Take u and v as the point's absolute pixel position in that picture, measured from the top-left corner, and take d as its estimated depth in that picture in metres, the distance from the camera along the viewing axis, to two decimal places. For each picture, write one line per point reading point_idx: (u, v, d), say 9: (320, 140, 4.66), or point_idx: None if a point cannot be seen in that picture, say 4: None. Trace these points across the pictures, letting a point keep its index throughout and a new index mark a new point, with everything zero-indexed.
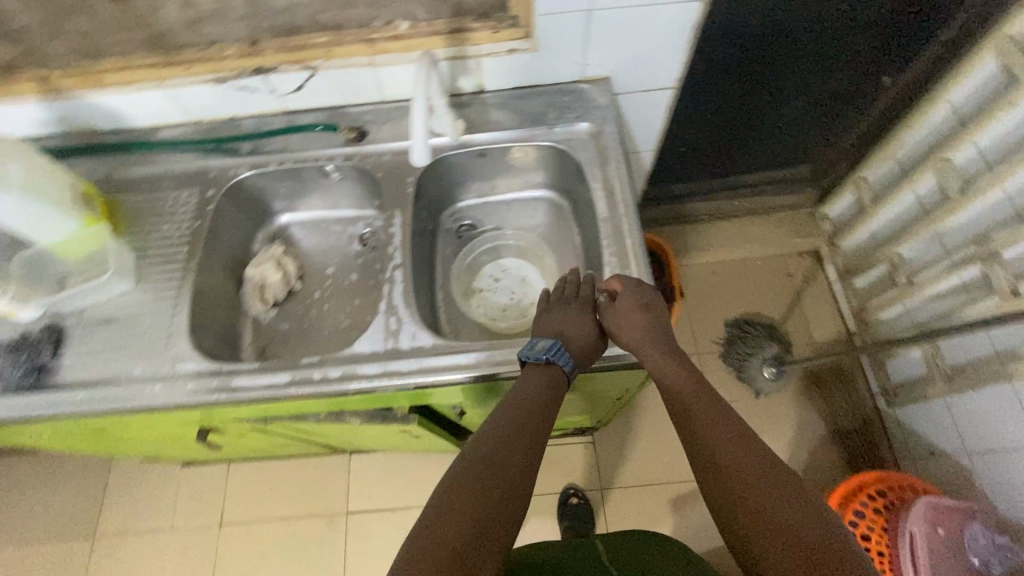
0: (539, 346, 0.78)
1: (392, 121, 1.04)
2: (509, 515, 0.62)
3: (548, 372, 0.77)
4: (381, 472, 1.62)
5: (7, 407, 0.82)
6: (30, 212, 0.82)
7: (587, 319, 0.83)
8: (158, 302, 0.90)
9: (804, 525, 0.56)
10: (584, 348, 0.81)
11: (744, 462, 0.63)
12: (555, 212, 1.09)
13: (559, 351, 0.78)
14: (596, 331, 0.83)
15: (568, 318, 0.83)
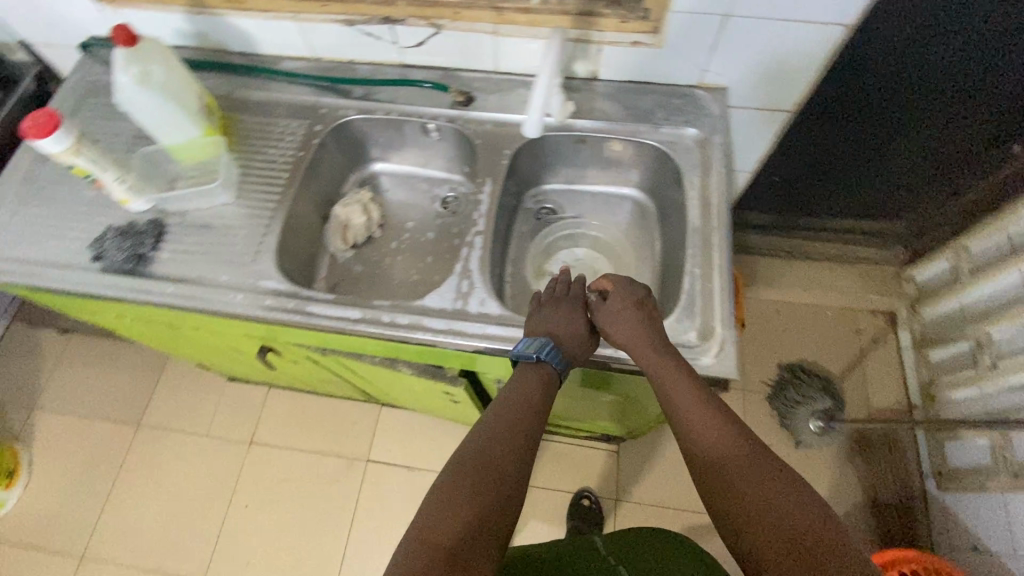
0: (531, 346, 0.79)
1: (500, 92, 1.05)
2: (497, 513, 0.65)
3: (542, 372, 0.79)
4: (406, 430, 1.66)
5: (108, 285, 0.89)
6: (161, 111, 0.88)
7: (580, 318, 0.83)
8: (254, 218, 0.95)
9: (800, 522, 0.59)
10: (578, 347, 0.82)
11: (743, 466, 0.65)
12: (639, 212, 1.08)
13: (552, 349, 0.79)
14: (587, 331, 0.83)
15: (559, 316, 0.83)
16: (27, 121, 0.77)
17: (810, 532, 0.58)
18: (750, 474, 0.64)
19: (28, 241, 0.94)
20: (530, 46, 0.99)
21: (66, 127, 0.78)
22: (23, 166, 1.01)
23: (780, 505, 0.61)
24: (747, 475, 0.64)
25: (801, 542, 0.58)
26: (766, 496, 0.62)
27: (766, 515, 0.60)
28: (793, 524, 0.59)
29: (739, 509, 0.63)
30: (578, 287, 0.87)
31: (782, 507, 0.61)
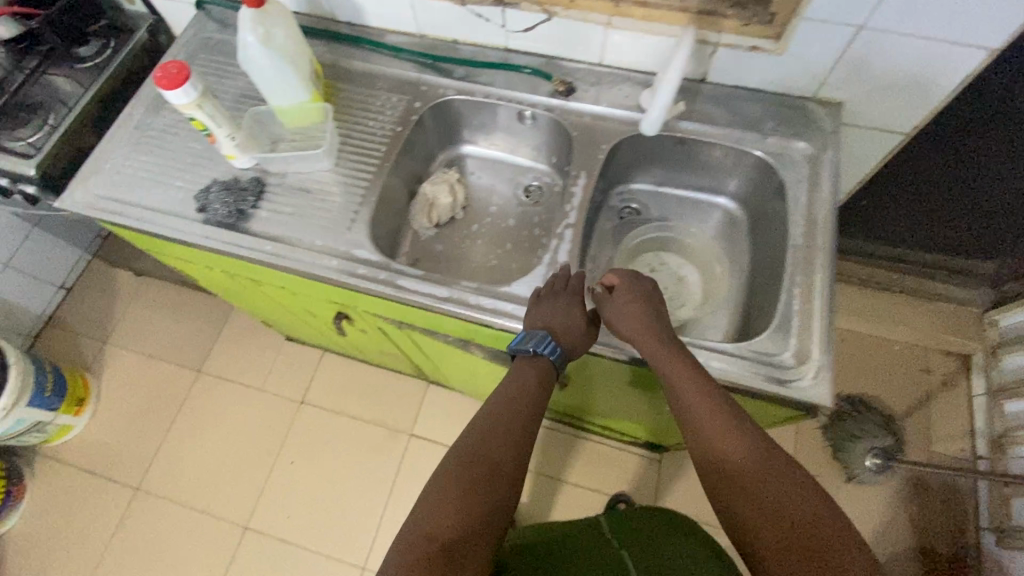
0: (529, 338, 0.80)
1: (601, 85, 1.03)
2: (491, 505, 0.66)
3: (540, 365, 0.80)
4: (451, 410, 1.68)
5: (212, 237, 0.92)
6: (277, 74, 0.90)
7: (578, 311, 0.82)
8: (351, 187, 0.97)
9: (807, 521, 0.62)
10: (575, 342, 0.81)
11: (749, 465, 0.67)
12: (729, 222, 1.05)
13: (549, 343, 0.79)
14: (584, 324, 0.82)
15: (555, 311, 0.82)
16: (158, 71, 0.79)
17: (817, 530, 0.61)
18: (759, 474, 0.66)
19: (139, 186, 0.98)
20: (642, 41, 0.96)
21: (193, 81, 0.81)
22: (138, 114, 1.06)
23: (790, 505, 0.63)
24: (757, 476, 0.66)
25: (808, 541, 0.60)
26: (775, 495, 0.64)
27: (774, 514, 0.63)
28: (801, 521, 0.62)
29: (748, 508, 0.65)
30: (575, 280, 0.86)
31: (790, 506, 0.63)
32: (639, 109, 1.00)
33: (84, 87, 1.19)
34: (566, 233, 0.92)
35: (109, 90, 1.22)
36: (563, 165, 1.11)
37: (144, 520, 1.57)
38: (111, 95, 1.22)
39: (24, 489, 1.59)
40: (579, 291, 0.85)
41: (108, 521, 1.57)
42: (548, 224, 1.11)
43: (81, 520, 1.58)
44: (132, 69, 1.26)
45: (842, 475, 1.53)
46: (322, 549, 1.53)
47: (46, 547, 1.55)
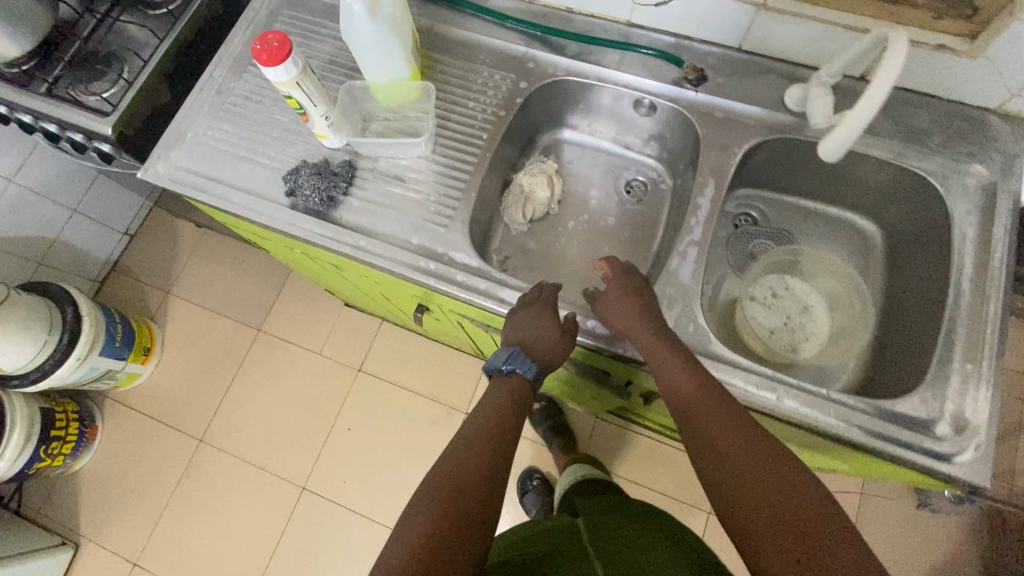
0: (500, 357, 0.79)
1: (737, 75, 0.90)
2: (467, 525, 0.63)
3: (514, 383, 0.79)
4: None
5: (302, 226, 0.86)
6: (382, 47, 0.80)
7: (551, 322, 0.78)
8: (448, 179, 0.89)
9: (787, 494, 0.59)
10: (552, 356, 0.78)
11: (732, 442, 0.64)
12: (861, 245, 0.95)
13: (522, 362, 0.78)
14: (561, 336, 0.78)
15: (529, 325, 0.78)
16: (257, 43, 0.71)
17: (799, 504, 0.58)
18: (742, 447, 0.63)
19: (223, 161, 0.91)
20: (800, 27, 0.82)
21: (294, 56, 0.72)
22: (220, 78, 0.97)
23: (772, 477, 0.60)
24: (739, 449, 0.64)
25: (793, 519, 0.57)
26: (756, 469, 0.61)
27: (754, 489, 0.60)
28: (782, 495, 0.59)
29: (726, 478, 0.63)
30: (549, 291, 0.81)
31: (773, 479, 0.60)
32: (781, 109, 0.87)
33: (159, 37, 1.11)
34: (688, 252, 0.82)
35: (185, 41, 1.12)
36: (676, 163, 0.99)
37: (206, 471, 1.62)
38: (186, 47, 1.14)
39: (96, 430, 1.66)
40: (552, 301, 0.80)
41: (174, 468, 1.63)
42: (652, 228, 1.01)
43: (149, 464, 1.64)
44: (207, 18, 1.16)
45: (913, 500, 1.45)
46: (374, 516, 1.56)
47: (117, 486, 1.62)
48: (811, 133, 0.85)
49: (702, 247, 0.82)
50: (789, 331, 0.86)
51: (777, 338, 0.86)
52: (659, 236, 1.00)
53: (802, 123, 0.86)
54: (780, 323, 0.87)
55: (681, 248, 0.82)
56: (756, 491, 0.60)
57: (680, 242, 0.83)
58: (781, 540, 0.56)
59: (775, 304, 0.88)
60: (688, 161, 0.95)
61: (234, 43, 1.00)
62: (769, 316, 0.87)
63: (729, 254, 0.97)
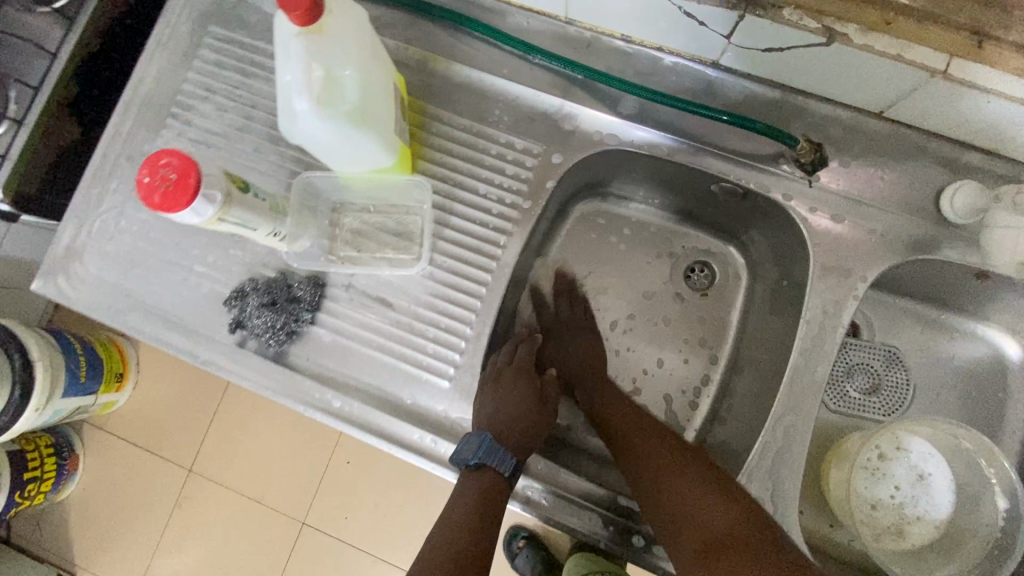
0: (468, 448, 0.58)
1: (869, 157, 0.62)
2: None
3: (485, 480, 0.59)
4: None
5: (255, 377, 0.64)
6: (347, 146, 0.52)
7: (525, 391, 0.65)
8: (451, 301, 0.65)
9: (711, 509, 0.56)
10: (526, 435, 0.64)
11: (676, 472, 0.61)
12: (996, 372, 0.72)
13: (497, 453, 0.59)
14: (535, 402, 0.66)
15: (496, 396, 0.63)
16: (144, 171, 0.45)
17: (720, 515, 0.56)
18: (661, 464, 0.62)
19: (149, 270, 0.67)
20: (992, 107, 0.54)
21: (205, 189, 0.46)
22: (132, 136, 0.70)
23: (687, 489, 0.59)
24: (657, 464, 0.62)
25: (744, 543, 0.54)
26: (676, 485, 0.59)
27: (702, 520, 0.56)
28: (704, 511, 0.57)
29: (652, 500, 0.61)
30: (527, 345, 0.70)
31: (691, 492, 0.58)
32: (931, 215, 0.61)
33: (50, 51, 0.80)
34: (784, 431, 0.60)
35: (86, 55, 0.81)
36: (761, 257, 0.73)
37: (198, 504, 1.51)
38: (90, 62, 0.82)
39: (77, 460, 1.53)
40: (526, 361, 0.68)
41: (163, 500, 1.52)
42: (719, 336, 0.77)
43: (137, 497, 1.53)
44: (113, 15, 0.83)
45: None
46: (379, 553, 1.47)
47: (105, 520, 1.52)
48: (973, 257, 0.60)
49: (804, 424, 0.60)
50: (895, 509, 0.67)
51: (876, 518, 0.67)
52: (729, 348, 0.77)
53: (961, 241, 0.60)
54: (885, 497, 0.67)
55: (774, 424, 0.60)
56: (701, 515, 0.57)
57: (772, 413, 0.61)
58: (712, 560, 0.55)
59: (883, 471, 0.68)
60: (782, 261, 0.70)
61: (144, 79, 0.70)
62: (871, 487, 0.68)
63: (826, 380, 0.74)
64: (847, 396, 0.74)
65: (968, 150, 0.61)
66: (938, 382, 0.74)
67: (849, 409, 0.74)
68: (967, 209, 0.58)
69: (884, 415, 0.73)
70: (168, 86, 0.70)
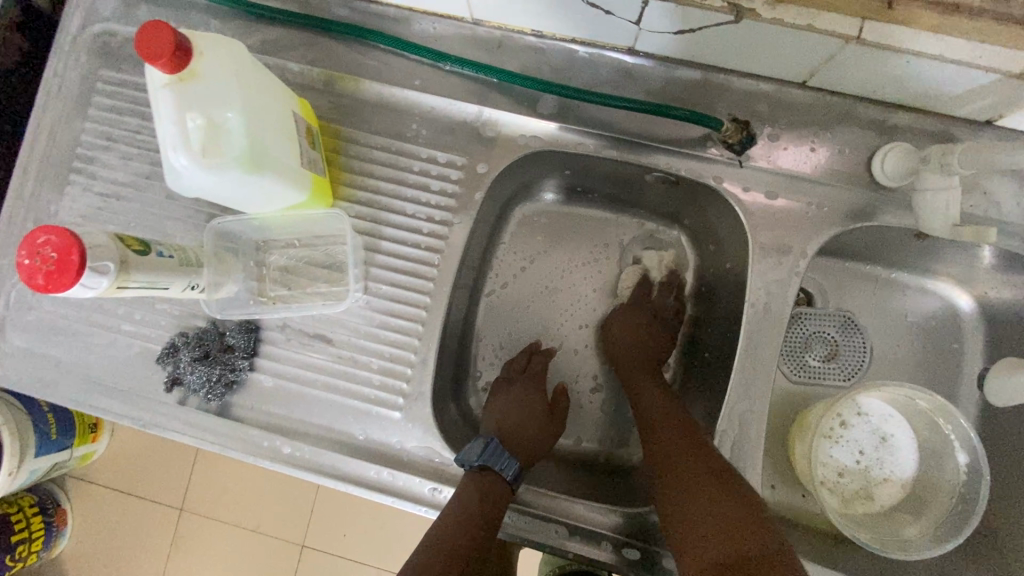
0: (473, 449, 0.59)
1: (797, 128, 0.60)
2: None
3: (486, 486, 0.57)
4: None
5: (198, 435, 0.61)
6: (247, 191, 0.49)
7: (531, 401, 0.69)
8: (393, 329, 0.62)
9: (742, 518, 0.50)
10: (531, 444, 0.67)
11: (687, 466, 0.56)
12: (950, 325, 0.72)
13: (498, 454, 0.59)
14: (542, 412, 0.69)
15: (504, 408, 0.69)
16: (22, 252, 0.42)
17: (749, 528, 0.49)
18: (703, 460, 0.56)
19: (74, 336, 0.64)
20: (910, 65, 0.52)
21: (92, 260, 0.43)
22: (36, 198, 0.66)
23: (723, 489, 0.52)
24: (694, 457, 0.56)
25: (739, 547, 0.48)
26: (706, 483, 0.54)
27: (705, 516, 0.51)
28: (726, 512, 0.51)
29: (673, 495, 0.55)
30: (536, 361, 0.73)
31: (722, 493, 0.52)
32: (864, 179, 0.59)
33: None
34: (739, 420, 0.59)
35: None
36: (707, 239, 0.72)
37: (195, 542, 1.49)
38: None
39: (65, 515, 1.50)
40: (538, 371, 0.72)
41: (159, 544, 1.50)
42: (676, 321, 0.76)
43: (130, 545, 1.50)
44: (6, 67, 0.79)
45: None
46: (382, 565, 1.45)
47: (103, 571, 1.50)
48: (909, 219, 0.59)
49: (758, 409, 0.59)
50: (862, 473, 0.67)
51: (845, 485, 0.67)
52: (687, 333, 0.76)
53: (896, 203, 0.59)
54: (851, 463, 0.67)
55: (729, 413, 0.60)
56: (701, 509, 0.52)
57: (727, 401, 0.60)
58: (721, 546, 0.49)
59: (845, 436, 0.68)
60: (724, 244, 0.68)
61: (40, 137, 0.66)
62: (835, 455, 0.68)
63: (784, 353, 0.73)
64: (807, 365, 0.73)
65: (896, 110, 0.59)
66: (895, 342, 0.73)
67: (812, 379, 0.73)
68: (896, 171, 0.57)
69: (845, 381, 0.73)
70: (66, 139, 0.66)
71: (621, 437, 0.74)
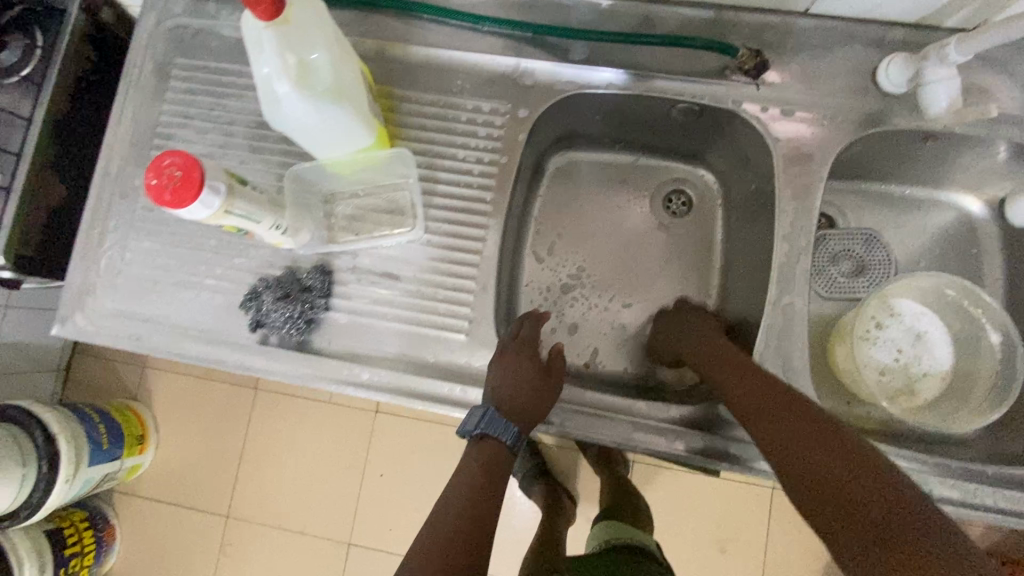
0: (470, 420, 0.61)
1: (804, 51, 0.67)
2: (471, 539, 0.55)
3: (489, 451, 0.61)
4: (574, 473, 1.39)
5: (282, 367, 0.66)
6: (325, 123, 0.56)
7: (531, 363, 0.64)
8: (453, 262, 0.68)
9: (845, 483, 0.44)
10: (532, 408, 0.62)
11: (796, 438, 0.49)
12: (968, 230, 0.76)
13: (500, 423, 0.60)
14: (541, 374, 0.64)
15: (506, 372, 0.63)
16: (151, 175, 0.48)
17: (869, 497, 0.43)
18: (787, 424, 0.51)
19: (158, 293, 0.70)
20: None
21: (210, 180, 0.50)
22: (121, 174, 0.73)
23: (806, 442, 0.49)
24: (779, 426, 0.51)
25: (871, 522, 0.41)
26: (796, 437, 0.49)
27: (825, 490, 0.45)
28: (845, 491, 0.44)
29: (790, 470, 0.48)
30: (527, 326, 0.68)
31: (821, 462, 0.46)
32: (870, 92, 0.66)
33: (23, 115, 0.83)
34: (783, 312, 0.64)
35: (60, 115, 0.87)
36: (729, 170, 0.78)
37: (243, 547, 1.50)
38: (64, 121, 0.88)
39: (114, 530, 1.51)
40: (530, 335, 0.67)
41: (208, 552, 1.50)
42: (707, 255, 0.82)
43: (178, 555, 1.51)
44: (76, 74, 0.87)
45: None
46: None
47: None
48: (915, 119, 0.65)
49: (799, 303, 0.64)
50: (901, 369, 0.70)
51: (887, 382, 0.70)
52: (720, 263, 0.81)
53: (900, 107, 0.65)
54: (890, 361, 0.71)
55: (772, 308, 0.64)
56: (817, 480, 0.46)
57: (769, 299, 0.65)
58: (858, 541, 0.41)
59: (882, 338, 0.71)
60: (748, 169, 0.74)
61: (121, 120, 0.74)
62: (875, 355, 0.71)
63: (812, 270, 0.78)
64: (835, 281, 0.78)
65: (891, 27, 0.66)
66: (914, 251, 0.78)
67: (842, 293, 0.78)
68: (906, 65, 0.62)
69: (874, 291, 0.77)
70: (146, 121, 0.74)
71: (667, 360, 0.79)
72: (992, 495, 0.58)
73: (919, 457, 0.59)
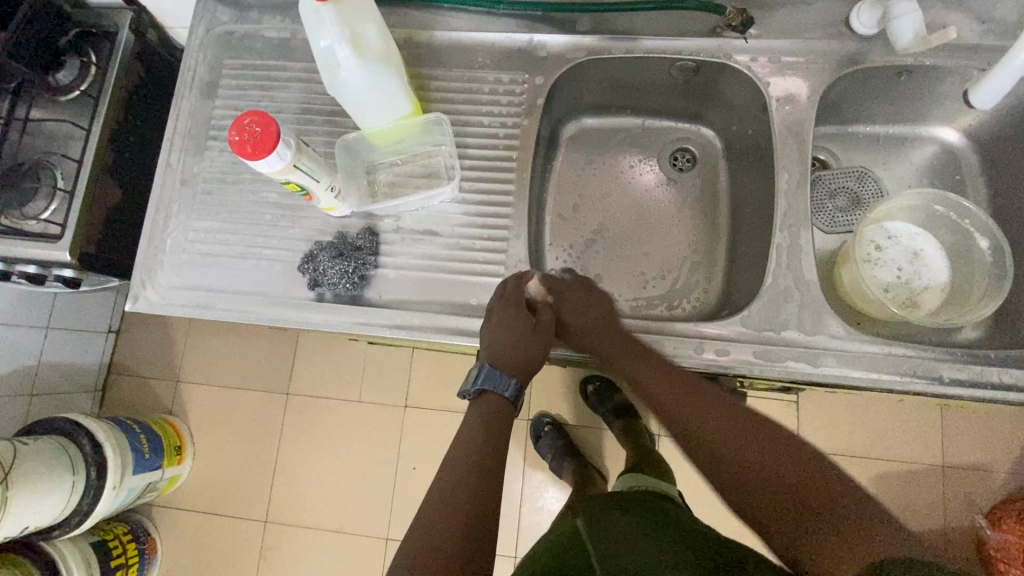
0: (470, 378, 0.69)
1: (785, 7, 0.76)
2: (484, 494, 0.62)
3: (491, 402, 0.69)
4: (604, 450, 1.41)
5: (337, 319, 0.73)
6: (376, 91, 0.65)
7: (518, 321, 0.68)
8: (487, 214, 0.75)
9: (779, 469, 0.57)
10: (521, 358, 0.68)
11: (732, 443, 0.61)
12: (952, 159, 0.84)
13: (497, 378, 0.68)
14: (529, 330, 0.68)
15: (495, 332, 0.68)
16: (233, 131, 0.57)
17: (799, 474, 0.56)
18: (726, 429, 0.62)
19: (221, 265, 0.77)
20: None
21: (284, 137, 0.59)
22: (181, 164, 0.81)
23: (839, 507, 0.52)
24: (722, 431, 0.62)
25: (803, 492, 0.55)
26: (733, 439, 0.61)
27: (762, 480, 0.57)
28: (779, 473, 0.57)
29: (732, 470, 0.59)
30: (512, 282, 0.70)
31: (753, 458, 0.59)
32: (846, 36, 0.75)
33: (84, 126, 0.92)
34: (790, 233, 0.71)
35: (115, 126, 0.95)
36: (725, 124, 0.86)
37: (282, 552, 1.51)
38: (117, 131, 0.96)
39: (156, 544, 1.53)
40: (517, 295, 0.69)
41: (247, 558, 1.52)
42: (715, 204, 0.89)
43: (219, 564, 1.52)
44: (129, 88, 0.96)
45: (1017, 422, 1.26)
46: None
47: None
48: (889, 56, 0.73)
49: (803, 223, 0.71)
50: (904, 285, 0.76)
51: (893, 296, 0.76)
52: (726, 209, 0.88)
53: (876, 47, 0.74)
54: (893, 278, 0.77)
55: (780, 230, 0.71)
56: (753, 471, 0.58)
57: (776, 223, 0.72)
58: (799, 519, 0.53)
59: (883, 259, 0.77)
60: (744, 117, 0.82)
61: (178, 117, 0.82)
62: (879, 274, 0.77)
63: (812, 208, 0.86)
64: (834, 216, 0.85)
65: None
66: (902, 183, 0.86)
67: (842, 226, 0.85)
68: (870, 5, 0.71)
69: None
70: (201, 116, 0.82)
71: (681, 298, 0.85)
72: (999, 373, 0.64)
73: (927, 347, 0.65)
